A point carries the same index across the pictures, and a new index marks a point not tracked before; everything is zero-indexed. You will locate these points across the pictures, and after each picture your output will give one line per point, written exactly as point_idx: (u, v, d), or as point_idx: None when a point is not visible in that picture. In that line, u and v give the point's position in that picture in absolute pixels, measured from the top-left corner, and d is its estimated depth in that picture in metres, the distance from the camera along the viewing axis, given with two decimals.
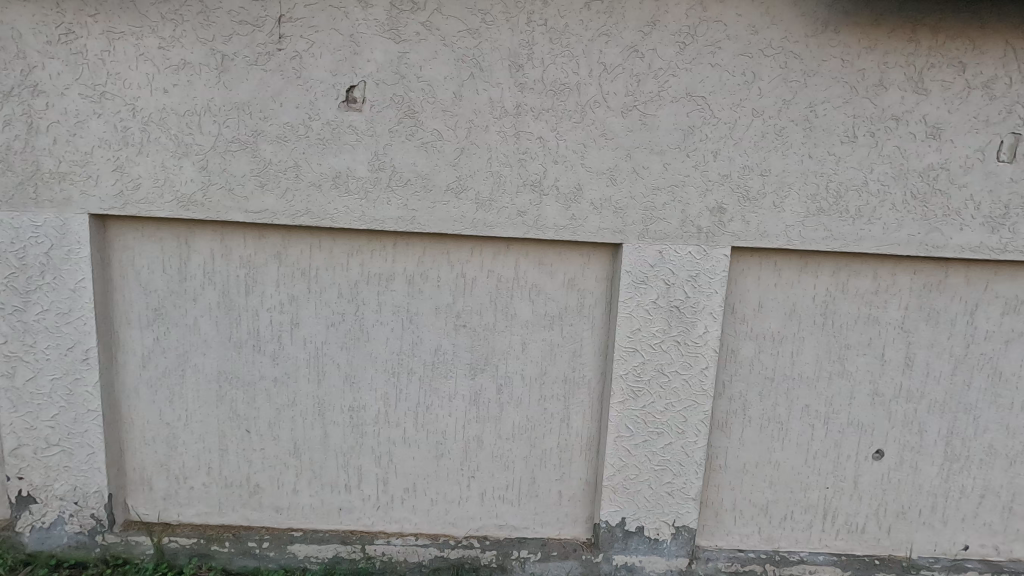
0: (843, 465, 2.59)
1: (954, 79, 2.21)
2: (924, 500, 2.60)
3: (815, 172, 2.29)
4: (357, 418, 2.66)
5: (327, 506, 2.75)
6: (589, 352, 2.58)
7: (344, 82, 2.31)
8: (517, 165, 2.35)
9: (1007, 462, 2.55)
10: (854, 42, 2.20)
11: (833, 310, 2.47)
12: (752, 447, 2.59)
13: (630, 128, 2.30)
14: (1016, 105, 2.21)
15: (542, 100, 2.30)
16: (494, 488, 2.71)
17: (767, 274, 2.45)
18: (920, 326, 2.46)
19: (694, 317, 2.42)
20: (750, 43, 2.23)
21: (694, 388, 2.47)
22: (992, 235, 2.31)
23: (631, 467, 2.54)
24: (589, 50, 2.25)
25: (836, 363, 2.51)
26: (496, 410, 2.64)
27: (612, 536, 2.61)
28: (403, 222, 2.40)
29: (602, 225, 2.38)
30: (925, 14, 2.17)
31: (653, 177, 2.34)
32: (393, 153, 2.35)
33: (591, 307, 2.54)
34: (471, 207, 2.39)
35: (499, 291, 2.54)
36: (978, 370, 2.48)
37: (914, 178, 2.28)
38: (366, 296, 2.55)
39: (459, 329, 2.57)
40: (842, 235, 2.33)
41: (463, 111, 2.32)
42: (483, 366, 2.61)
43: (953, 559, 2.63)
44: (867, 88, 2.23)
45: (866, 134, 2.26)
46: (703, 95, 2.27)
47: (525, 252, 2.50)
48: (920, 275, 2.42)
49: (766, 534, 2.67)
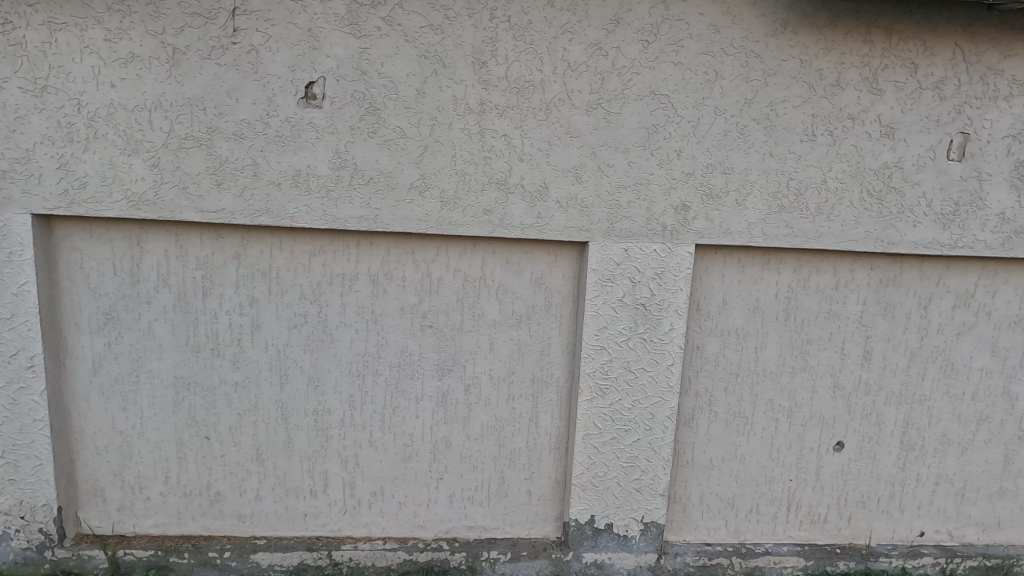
0: (806, 457, 2.65)
1: (907, 80, 2.28)
2: (882, 489, 2.69)
3: (775, 171, 2.34)
4: (322, 422, 2.60)
5: (292, 513, 2.67)
6: (557, 351, 2.58)
7: (303, 78, 2.24)
8: (482, 163, 2.32)
9: (960, 450, 2.65)
10: (812, 43, 2.25)
11: (795, 305, 2.52)
12: (718, 442, 2.63)
13: (595, 126, 2.30)
14: (964, 106, 2.30)
15: (507, 98, 2.27)
16: (464, 490, 2.69)
17: (730, 270, 2.48)
18: (877, 319, 2.53)
19: (660, 314, 2.44)
20: (712, 43, 2.25)
21: (661, 384, 2.49)
22: (943, 231, 2.39)
23: (600, 465, 2.55)
24: (554, 47, 2.24)
25: (798, 357, 2.56)
26: (465, 411, 2.61)
27: (581, 534, 2.62)
28: (366, 221, 2.35)
29: (568, 223, 2.37)
30: (878, 16, 2.23)
31: (618, 175, 2.34)
32: (355, 150, 2.30)
33: (559, 306, 2.53)
34: (436, 205, 2.35)
35: (467, 291, 2.51)
36: (931, 362, 2.57)
37: (869, 176, 2.34)
38: (329, 297, 2.49)
39: (426, 330, 2.54)
40: (802, 232, 2.38)
41: (427, 108, 2.27)
42: (451, 367, 2.57)
43: (909, 545, 2.72)
44: (824, 88, 2.28)
45: (824, 133, 2.31)
46: (667, 94, 2.28)
47: (492, 251, 2.48)
48: (877, 270, 2.49)
49: (733, 527, 2.72)
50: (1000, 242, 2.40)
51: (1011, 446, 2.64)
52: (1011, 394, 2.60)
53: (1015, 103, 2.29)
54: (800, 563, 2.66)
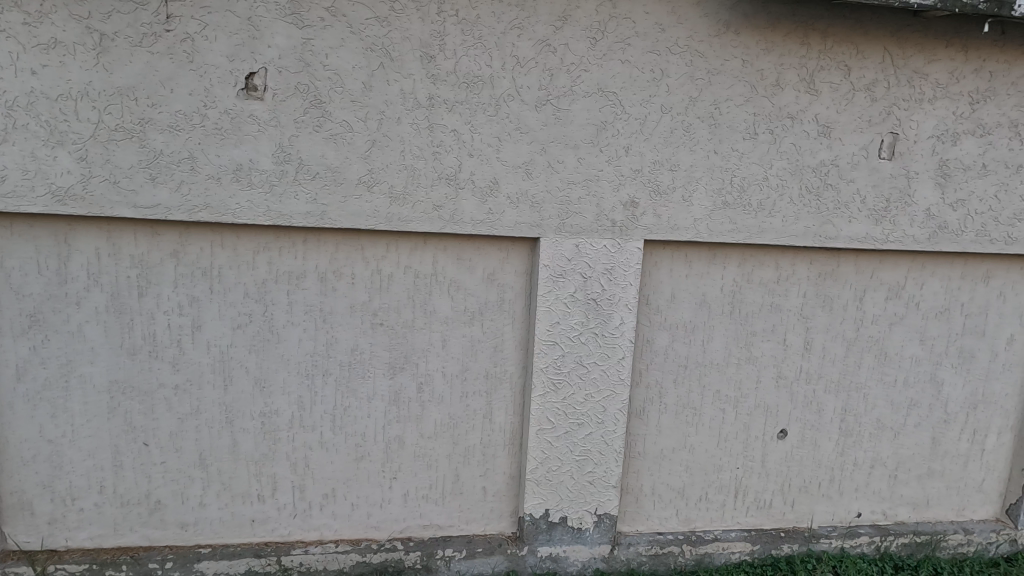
0: (751, 444, 2.75)
1: (841, 81, 2.38)
2: (823, 474, 2.82)
3: (720, 167, 2.40)
4: (269, 425, 2.51)
5: (238, 520, 2.58)
6: (510, 347, 2.58)
7: (242, 69, 2.15)
8: (432, 158, 2.29)
9: (893, 434, 2.80)
10: (753, 44, 2.31)
11: (739, 298, 2.60)
12: (669, 433, 2.69)
13: (545, 122, 2.30)
14: (894, 108, 2.42)
15: (456, 93, 2.25)
16: (418, 489, 2.66)
17: (678, 265, 2.54)
18: (817, 311, 2.65)
19: (611, 309, 2.47)
20: (659, 41, 2.28)
21: (613, 377, 2.53)
22: (875, 227, 2.51)
23: (553, 459, 2.57)
24: (502, 43, 2.23)
25: (743, 349, 2.65)
26: (418, 410, 2.58)
27: (536, 528, 2.64)
28: (312, 218, 2.28)
29: (519, 219, 2.37)
30: (814, 19, 2.31)
31: (568, 172, 2.35)
32: (300, 144, 2.23)
33: (511, 301, 2.53)
34: (385, 201, 2.30)
35: (418, 288, 2.48)
36: (866, 351, 2.70)
37: (808, 174, 2.44)
38: (275, 296, 2.41)
39: (377, 328, 2.49)
40: (745, 228, 2.46)
41: (374, 102, 2.22)
42: (403, 366, 2.54)
43: (847, 526, 2.86)
44: (765, 88, 2.35)
45: (765, 132, 2.39)
46: (615, 92, 2.31)
47: (443, 248, 2.45)
48: (816, 264, 2.60)
49: (683, 515, 2.79)
50: (927, 237, 2.54)
51: (938, 429, 2.81)
52: (938, 380, 2.76)
53: (939, 105, 2.43)
54: (746, 548, 2.76)
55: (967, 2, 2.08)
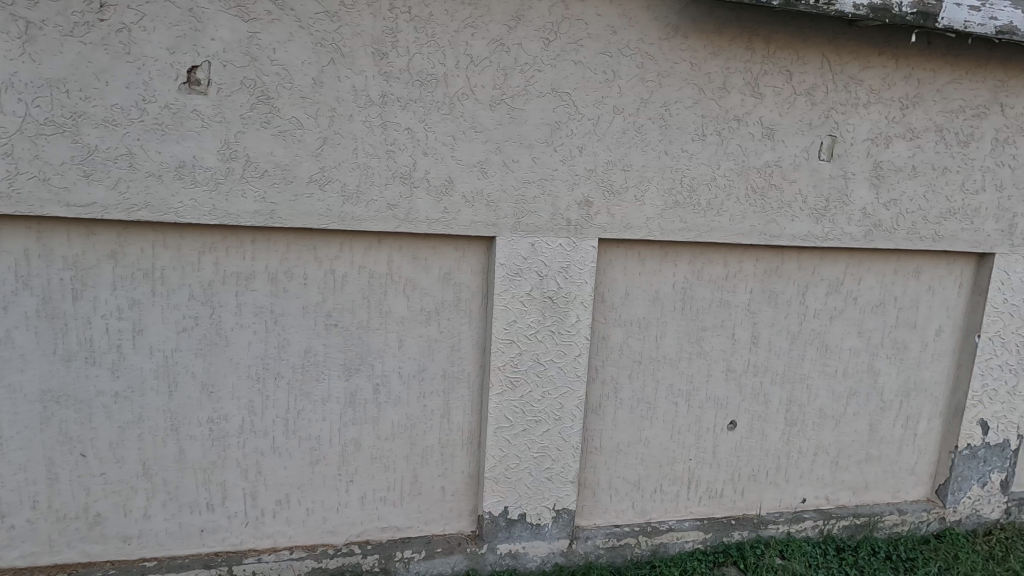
0: (703, 436, 2.84)
1: (783, 86, 2.48)
2: (770, 462, 2.93)
3: (671, 168, 2.46)
4: (218, 430, 2.43)
5: (186, 530, 2.49)
6: (467, 345, 2.58)
7: (184, 62, 2.07)
8: (385, 156, 2.27)
9: (834, 423, 2.94)
10: (701, 48, 2.38)
11: (690, 294, 2.68)
12: (625, 428, 2.75)
13: (499, 121, 2.31)
14: (832, 112, 2.54)
15: (409, 91, 2.23)
16: (376, 491, 2.63)
17: (632, 263, 2.60)
18: (763, 306, 2.75)
19: (566, 306, 2.51)
20: (610, 43, 2.33)
21: (569, 374, 2.56)
22: (816, 225, 2.63)
23: (512, 457, 2.59)
24: (456, 41, 2.22)
25: (695, 344, 2.73)
26: (374, 411, 2.55)
27: (495, 526, 2.65)
28: (262, 217, 2.22)
29: (475, 218, 2.37)
30: (758, 25, 2.40)
31: (523, 171, 2.37)
32: (247, 141, 2.16)
33: (468, 300, 2.53)
34: (338, 200, 2.26)
35: (373, 288, 2.44)
36: (808, 343, 2.83)
37: (753, 174, 2.53)
38: (223, 298, 2.33)
39: (331, 329, 2.44)
40: (695, 226, 2.53)
41: (325, 99, 2.18)
42: (358, 367, 2.50)
43: (793, 511, 2.99)
44: (712, 90, 2.43)
45: (713, 133, 2.46)
46: (568, 92, 2.33)
47: (398, 247, 2.43)
48: (762, 260, 2.70)
49: (640, 507, 2.85)
50: (863, 234, 2.67)
51: (875, 416, 2.97)
52: (875, 370, 2.92)
53: (873, 110, 2.57)
54: (699, 536, 2.84)
55: (896, 13, 2.20)
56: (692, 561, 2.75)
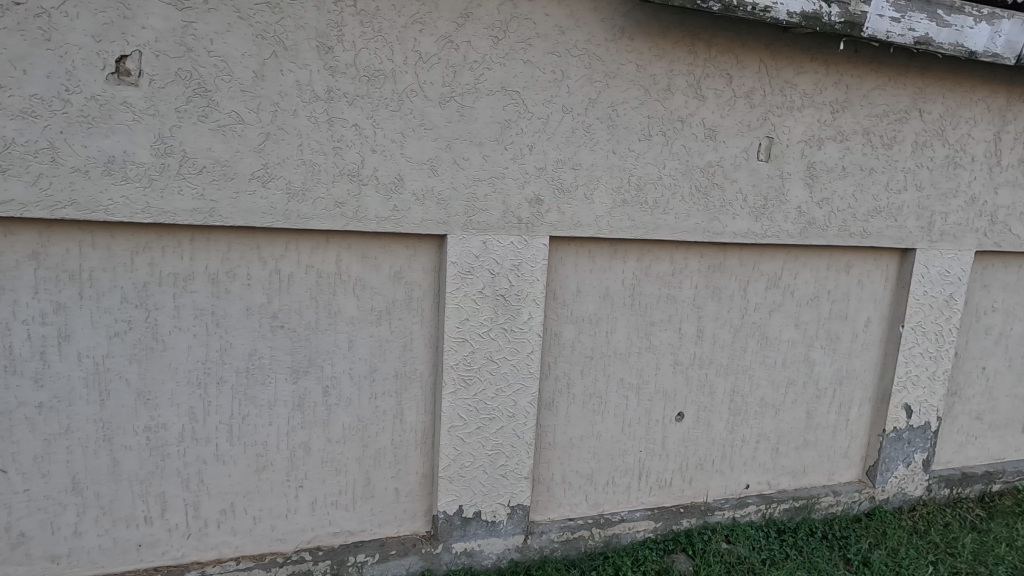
0: (653, 428, 2.92)
1: (724, 88, 2.58)
2: (715, 451, 3.05)
3: (618, 167, 2.52)
4: (156, 439, 2.33)
5: (122, 546, 2.37)
6: (419, 345, 2.56)
7: (112, 51, 1.96)
8: (332, 153, 2.22)
9: (774, 411, 3.09)
10: (646, 50, 2.45)
11: (639, 291, 2.75)
12: (577, 422, 2.80)
13: (449, 119, 2.30)
14: (769, 114, 2.65)
15: (355, 86, 2.19)
16: (327, 496, 2.58)
17: (582, 260, 2.64)
18: (707, 301, 2.86)
19: (518, 304, 2.53)
20: (558, 43, 2.35)
21: (522, 371, 2.59)
22: (756, 222, 2.74)
23: (466, 455, 2.59)
24: (404, 37, 2.20)
25: (644, 339, 2.81)
26: (324, 414, 2.50)
27: (450, 525, 2.64)
28: (200, 215, 2.13)
29: (426, 216, 2.36)
30: (700, 30, 2.48)
31: (474, 169, 2.37)
32: (183, 136, 2.07)
33: (419, 299, 2.52)
34: (283, 197, 2.20)
35: (321, 288, 2.39)
36: (750, 336, 2.96)
37: (697, 174, 2.62)
38: (159, 299, 2.23)
39: (277, 331, 2.37)
40: (643, 224, 2.60)
41: (267, 93, 2.11)
42: (307, 369, 2.44)
43: (738, 497, 3.11)
44: (657, 92, 2.50)
45: (658, 134, 2.54)
46: (518, 91, 2.35)
47: (347, 246, 2.38)
48: (705, 257, 2.80)
49: (593, 500, 2.90)
50: (799, 231, 2.81)
51: (811, 404, 3.14)
52: (810, 360, 3.07)
53: (806, 113, 2.70)
54: (650, 526, 2.92)
55: (826, 22, 2.32)
56: (644, 550, 2.82)
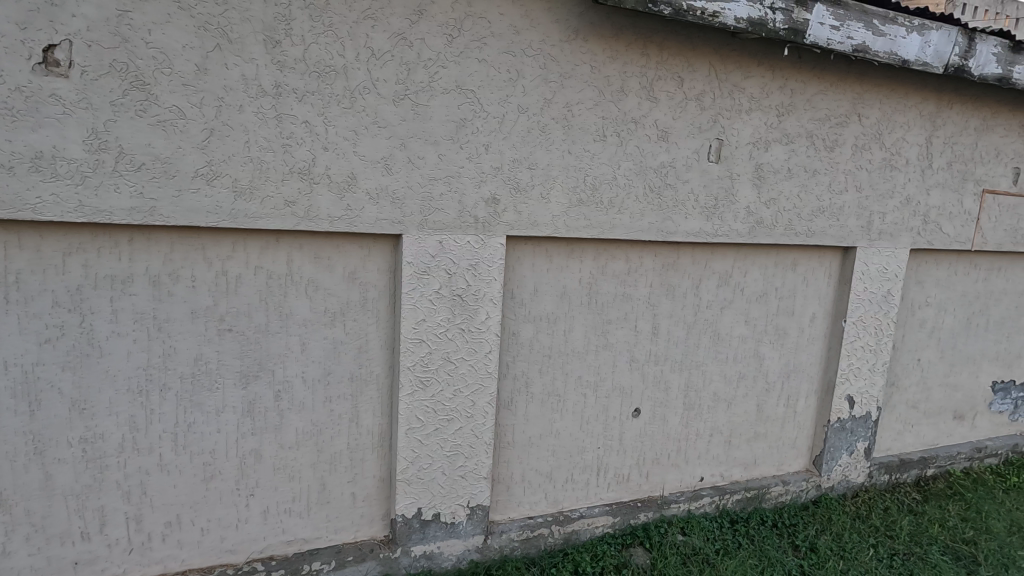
0: (610, 425, 2.96)
1: (676, 90, 2.63)
2: (671, 445, 3.12)
3: (574, 167, 2.54)
4: (93, 451, 2.20)
5: (56, 565, 2.23)
6: (375, 346, 2.52)
7: (38, 39, 1.84)
8: (281, 151, 2.15)
9: (726, 405, 3.18)
10: (600, 51, 2.48)
11: (596, 290, 2.78)
12: (536, 421, 2.81)
13: (403, 117, 2.27)
14: (719, 117, 2.73)
15: (305, 82, 2.13)
16: (279, 503, 2.50)
17: (540, 260, 2.65)
18: (662, 299, 2.92)
19: (476, 304, 2.52)
20: (513, 43, 2.35)
21: (480, 371, 2.58)
22: (707, 222, 2.82)
23: (424, 457, 2.56)
24: (355, 33, 2.15)
25: (601, 337, 2.84)
26: (275, 420, 2.42)
27: (409, 529, 2.61)
28: (139, 214, 2.03)
29: (380, 216, 2.32)
30: (652, 33, 2.53)
31: (429, 168, 2.34)
32: (119, 130, 1.96)
33: (374, 300, 2.48)
34: (229, 196, 2.12)
35: (271, 290, 2.32)
36: (703, 332, 3.04)
37: (651, 174, 2.67)
38: (94, 303, 2.11)
39: (224, 335, 2.28)
40: (599, 224, 2.63)
41: (211, 87, 2.03)
42: (257, 374, 2.36)
43: (692, 490, 3.19)
44: (611, 93, 2.53)
45: (613, 134, 2.57)
46: (473, 90, 2.34)
47: (299, 246, 2.32)
48: (660, 256, 2.86)
49: (552, 498, 2.92)
50: (748, 230, 2.90)
51: (760, 397, 3.25)
52: (759, 355, 3.18)
53: (754, 116, 2.79)
54: (608, 521, 2.96)
55: (770, 28, 2.41)
56: (602, 545, 2.86)
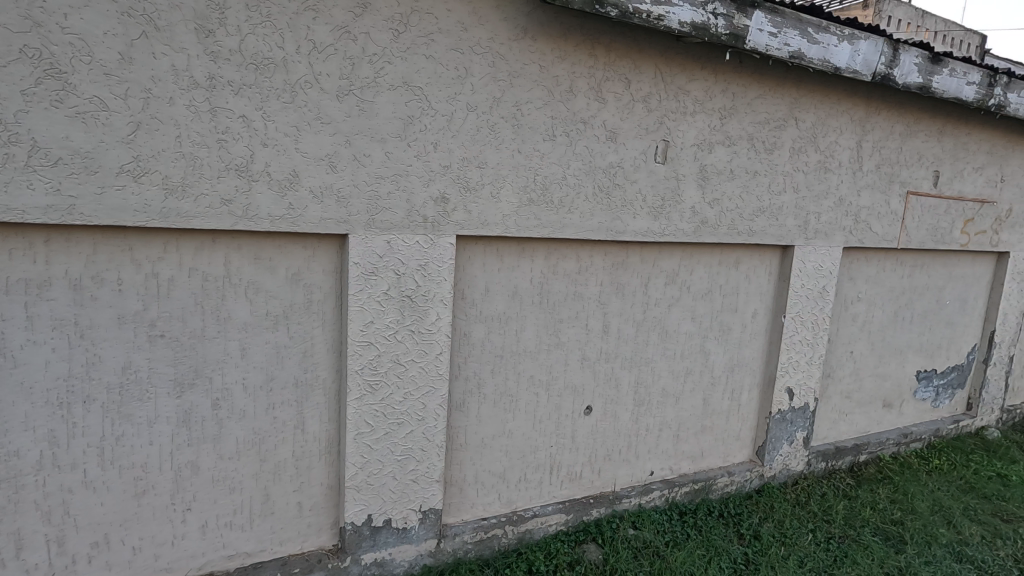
0: (563, 423, 2.98)
1: (623, 91, 2.67)
2: (622, 441, 3.17)
3: (524, 167, 2.54)
4: (7, 470, 2.00)
5: None
6: (320, 350, 2.43)
7: None
8: (216, 146, 2.04)
9: (674, 400, 3.27)
10: (548, 51, 2.48)
11: (547, 289, 2.79)
12: (489, 422, 2.79)
13: (347, 113, 2.20)
14: (664, 119, 2.80)
15: (242, 75, 2.03)
16: (220, 517, 2.38)
17: (491, 259, 2.64)
18: (612, 298, 2.96)
19: (426, 305, 2.48)
20: (461, 40, 2.32)
21: (431, 373, 2.54)
22: (655, 221, 2.88)
23: (374, 462, 2.50)
24: (296, 25, 2.07)
25: (552, 336, 2.86)
26: (214, 429, 2.30)
27: (359, 537, 2.54)
28: (58, 213, 1.88)
29: (325, 215, 2.24)
30: (599, 34, 2.56)
31: (376, 166, 2.28)
32: (32, 122, 1.80)
33: (319, 303, 2.39)
34: (159, 193, 1.99)
35: (207, 293, 2.20)
36: (651, 329, 3.11)
37: (600, 174, 2.70)
38: (6, 309, 1.92)
39: (156, 341, 2.15)
40: (550, 224, 2.64)
41: (137, 78, 1.90)
42: (193, 382, 2.23)
43: (643, 484, 3.26)
44: (560, 93, 2.55)
45: (562, 134, 2.59)
46: (421, 86, 2.29)
47: (238, 246, 2.21)
48: (609, 255, 2.91)
49: (505, 498, 2.91)
50: (693, 230, 2.99)
51: (706, 391, 3.35)
52: (705, 350, 3.28)
53: (698, 119, 2.87)
54: (561, 519, 2.99)
55: (713, 33, 2.48)
56: (556, 543, 2.88)
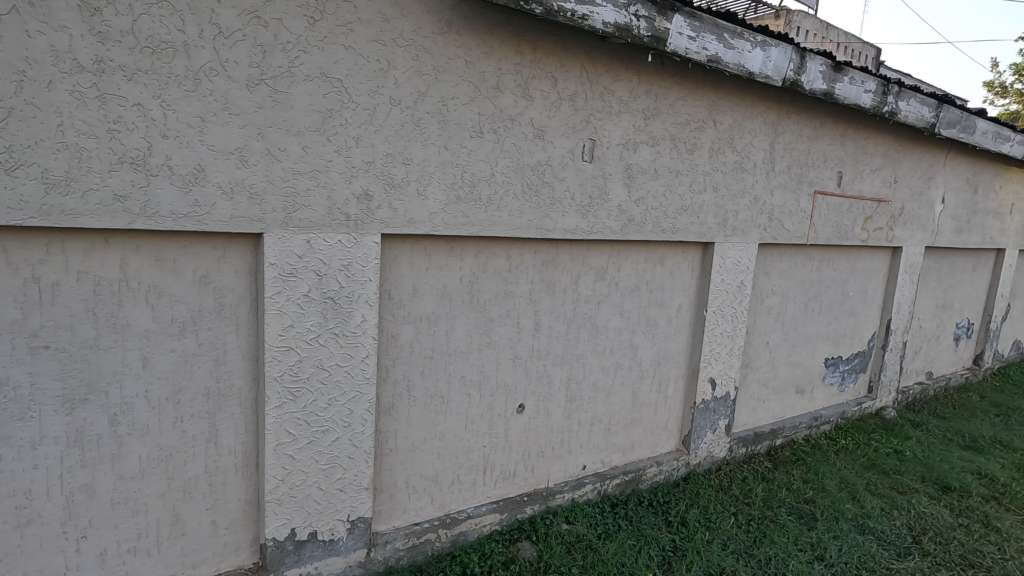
0: (495, 422, 2.96)
1: (550, 90, 2.68)
2: (555, 438, 3.20)
3: (451, 163, 2.48)
4: None
5: None
6: (233, 358, 2.27)
7: None
8: (107, 136, 1.84)
9: (604, 394, 3.33)
10: (473, 46, 2.44)
11: (477, 287, 2.76)
12: (419, 425, 2.72)
13: (259, 104, 2.05)
14: (590, 118, 2.83)
15: (136, 59, 1.84)
16: (121, 543, 2.16)
17: (418, 258, 2.57)
18: (542, 296, 2.97)
19: (350, 306, 2.38)
20: (382, 31, 2.23)
21: (357, 377, 2.44)
22: (583, 219, 2.92)
23: (297, 473, 2.36)
24: (198, 6, 1.90)
25: (483, 335, 2.83)
26: (112, 448, 2.08)
27: (282, 553, 2.39)
28: None
29: (236, 212, 2.08)
30: (525, 31, 2.55)
31: (292, 161, 2.15)
32: None
33: (230, 307, 2.23)
34: (38, 188, 1.77)
35: (100, 299, 1.98)
36: (581, 326, 3.15)
37: (528, 173, 2.69)
38: None
39: (39, 353, 1.91)
40: (478, 222, 2.60)
41: (8, 57, 1.67)
42: (85, 398, 2.01)
43: (575, 478, 3.30)
44: (486, 89, 2.51)
45: (489, 131, 2.55)
46: (340, 78, 2.18)
47: (135, 246, 2.01)
48: (540, 253, 2.92)
49: (438, 501, 2.85)
50: (620, 227, 3.05)
51: (635, 385, 3.45)
52: (633, 344, 3.37)
53: (623, 118, 2.93)
54: (495, 518, 2.97)
55: (635, 34, 2.53)
56: (490, 544, 2.86)
